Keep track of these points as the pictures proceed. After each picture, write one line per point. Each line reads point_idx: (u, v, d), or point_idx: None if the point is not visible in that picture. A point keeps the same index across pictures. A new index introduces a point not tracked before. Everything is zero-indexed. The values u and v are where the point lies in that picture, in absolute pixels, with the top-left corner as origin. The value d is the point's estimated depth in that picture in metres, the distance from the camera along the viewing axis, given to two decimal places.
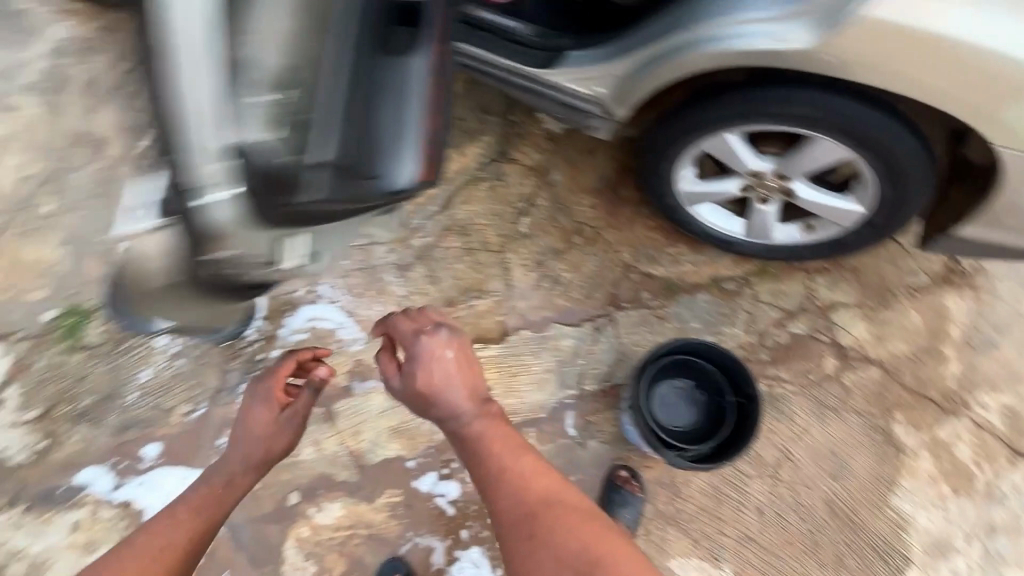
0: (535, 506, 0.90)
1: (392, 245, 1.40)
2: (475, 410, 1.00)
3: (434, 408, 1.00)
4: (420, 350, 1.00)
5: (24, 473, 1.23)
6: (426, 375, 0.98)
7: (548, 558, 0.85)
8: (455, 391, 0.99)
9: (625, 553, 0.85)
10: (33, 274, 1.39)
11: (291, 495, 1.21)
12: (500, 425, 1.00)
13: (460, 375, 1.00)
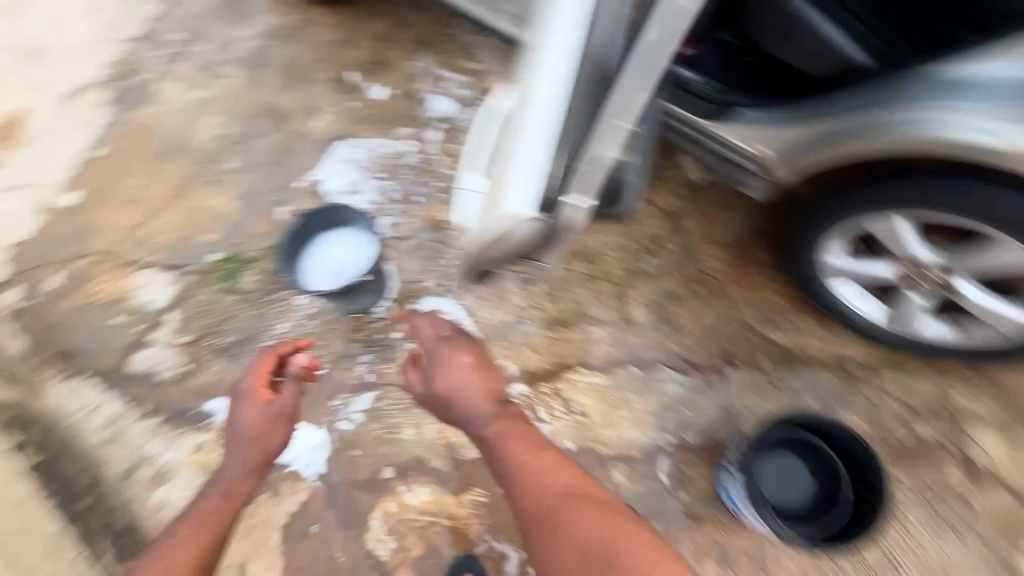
0: (557, 500, 0.96)
1: None
2: (496, 410, 1.08)
3: (453, 409, 1.09)
4: (442, 353, 1.11)
5: (167, 389, 1.38)
6: (445, 379, 1.08)
7: (569, 547, 0.90)
8: (470, 392, 1.08)
9: (639, 537, 0.89)
10: (209, 219, 1.58)
11: (386, 469, 1.27)
12: (514, 424, 1.08)
13: (471, 376, 1.08)
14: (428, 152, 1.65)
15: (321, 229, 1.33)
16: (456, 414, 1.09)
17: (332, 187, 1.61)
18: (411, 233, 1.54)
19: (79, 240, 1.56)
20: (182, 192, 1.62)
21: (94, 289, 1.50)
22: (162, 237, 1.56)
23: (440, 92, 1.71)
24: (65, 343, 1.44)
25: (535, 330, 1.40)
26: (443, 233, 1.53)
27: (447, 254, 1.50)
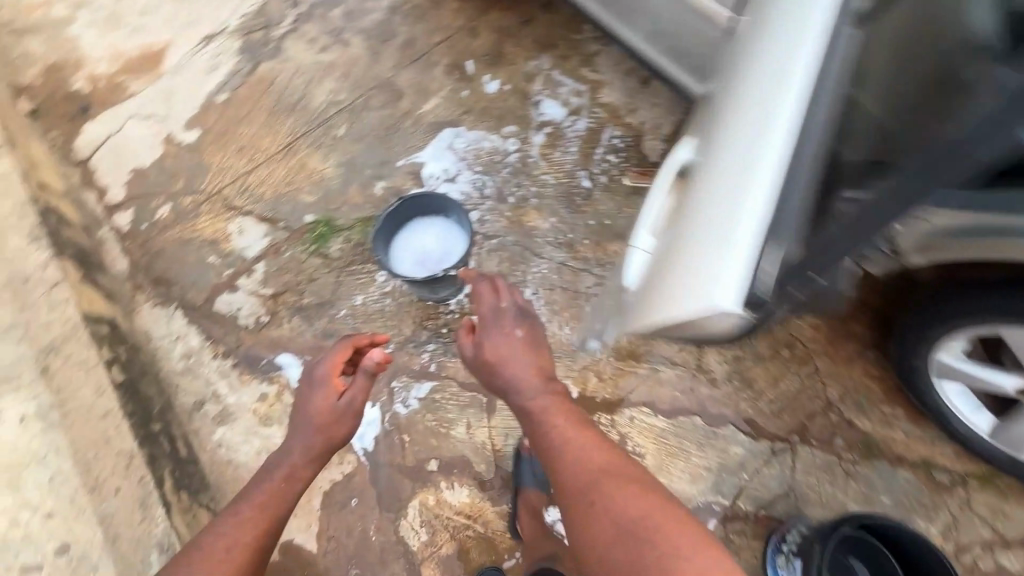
0: (594, 476, 0.92)
1: (602, 281, 1.45)
2: (540, 385, 1.08)
3: (499, 374, 1.10)
4: (495, 321, 1.14)
5: (244, 335, 1.45)
6: (494, 347, 1.11)
7: (604, 521, 0.86)
8: (518, 366, 1.09)
9: (678, 517, 0.83)
10: (311, 181, 1.63)
11: (432, 461, 1.29)
12: (554, 403, 1.06)
13: (522, 354, 1.11)
14: (530, 154, 1.63)
15: (416, 214, 1.34)
16: (502, 381, 1.10)
17: (430, 171, 1.63)
18: (497, 233, 1.53)
19: (193, 177, 1.65)
20: (291, 150, 1.68)
21: (198, 226, 1.59)
22: (266, 189, 1.62)
23: (552, 96, 1.69)
24: (164, 271, 1.53)
25: (604, 357, 1.37)
26: (530, 239, 1.52)
27: (530, 262, 1.49)
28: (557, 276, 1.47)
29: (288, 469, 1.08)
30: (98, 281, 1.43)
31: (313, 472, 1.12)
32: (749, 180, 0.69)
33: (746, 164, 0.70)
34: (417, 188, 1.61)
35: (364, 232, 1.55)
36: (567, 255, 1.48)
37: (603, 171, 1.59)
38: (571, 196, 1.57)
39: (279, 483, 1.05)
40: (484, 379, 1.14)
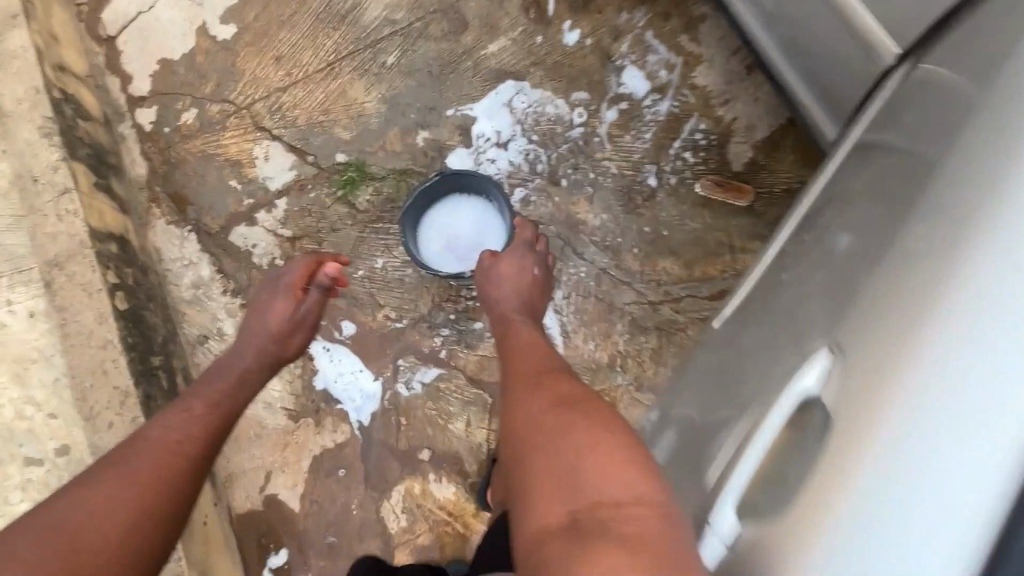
0: (540, 371, 0.80)
1: (642, 300, 1.31)
2: (523, 310, 0.99)
3: (492, 298, 1.03)
4: (519, 252, 1.07)
5: (256, 274, 1.38)
6: (504, 268, 1.03)
7: (542, 398, 0.73)
8: (509, 292, 1.02)
9: (611, 409, 0.70)
10: (349, 114, 1.46)
11: (424, 450, 1.26)
12: (529, 324, 0.95)
13: (520, 282, 1.03)
14: (596, 132, 1.42)
15: (453, 191, 1.21)
16: (491, 303, 1.03)
17: (481, 129, 1.44)
18: (541, 220, 1.38)
19: (223, 83, 1.49)
20: (332, 71, 1.49)
21: (222, 143, 1.46)
22: (299, 114, 1.47)
23: (637, 65, 1.43)
24: (183, 186, 1.44)
25: (624, 385, 1.27)
26: (574, 234, 1.36)
27: (568, 260, 1.34)
28: (595, 282, 1.33)
29: (241, 372, 1.08)
30: (113, 189, 1.34)
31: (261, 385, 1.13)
32: (914, 469, 0.50)
33: (907, 445, 0.51)
34: (463, 146, 1.43)
35: (397, 187, 1.41)
36: (611, 261, 1.34)
37: (674, 170, 1.39)
38: (632, 192, 1.38)
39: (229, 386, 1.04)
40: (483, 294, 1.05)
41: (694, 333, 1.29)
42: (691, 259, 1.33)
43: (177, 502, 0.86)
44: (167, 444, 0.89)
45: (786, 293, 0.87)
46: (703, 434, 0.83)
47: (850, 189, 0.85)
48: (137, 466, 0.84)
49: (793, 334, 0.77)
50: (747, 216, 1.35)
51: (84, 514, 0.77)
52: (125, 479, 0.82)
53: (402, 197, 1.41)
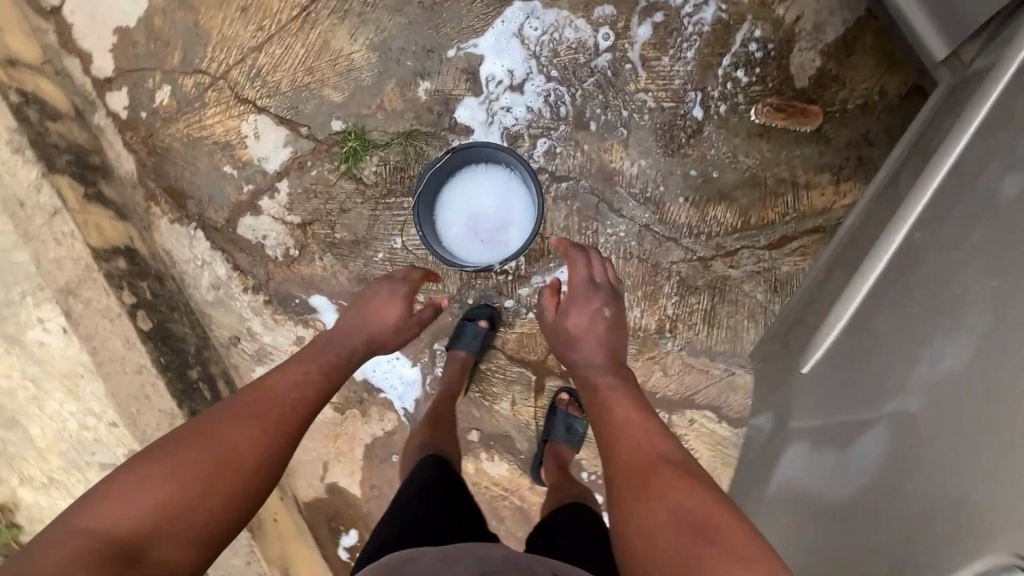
0: (648, 460, 0.68)
1: (691, 257, 1.18)
2: (610, 365, 0.84)
3: (569, 356, 0.89)
4: (583, 295, 0.90)
5: (274, 267, 1.30)
6: (574, 323, 0.88)
7: (657, 510, 0.61)
8: (590, 349, 0.86)
9: (743, 528, 0.58)
10: (337, 70, 1.27)
11: (473, 432, 1.25)
12: (620, 385, 0.81)
13: (598, 332, 0.88)
14: (627, 58, 1.18)
15: (472, 163, 1.07)
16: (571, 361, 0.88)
17: (490, 71, 1.23)
18: (570, 175, 1.21)
19: (190, 49, 1.30)
20: (309, 17, 1.27)
21: (206, 123, 1.31)
22: (282, 77, 1.28)
23: None
24: (176, 178, 1.32)
25: (675, 351, 1.19)
26: (610, 188, 1.20)
27: (605, 220, 1.20)
28: (636, 242, 1.19)
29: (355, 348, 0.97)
30: (104, 194, 1.24)
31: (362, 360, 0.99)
32: None
33: None
34: (472, 94, 1.23)
35: (404, 153, 1.25)
36: (654, 215, 1.18)
37: (724, 96, 1.16)
38: (674, 128, 1.18)
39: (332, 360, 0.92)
40: (558, 352, 0.91)
41: (750, 288, 1.17)
42: (747, 203, 1.16)
43: (273, 469, 0.76)
44: (270, 404, 0.80)
45: (915, 266, 0.72)
46: (835, 453, 0.74)
47: (998, 141, 0.63)
48: (241, 420, 0.76)
49: (948, 320, 0.62)
50: (813, 143, 1.15)
51: (185, 459, 0.69)
52: (230, 433, 0.74)
53: (412, 164, 1.25)
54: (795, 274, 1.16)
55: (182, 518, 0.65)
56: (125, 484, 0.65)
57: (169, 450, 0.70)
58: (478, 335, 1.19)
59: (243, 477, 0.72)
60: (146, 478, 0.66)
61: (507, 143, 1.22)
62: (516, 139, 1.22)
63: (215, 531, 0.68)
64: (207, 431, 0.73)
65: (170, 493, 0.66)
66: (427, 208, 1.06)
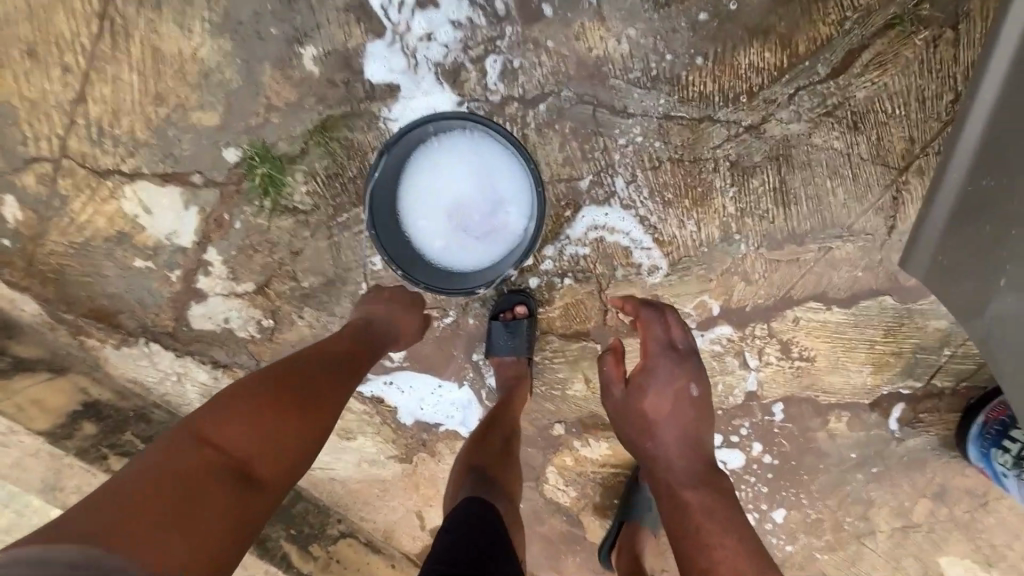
0: None
1: (736, 129, 0.89)
2: (692, 463, 0.72)
3: (643, 449, 0.74)
4: (658, 370, 0.75)
5: (256, 349, 1.06)
6: (650, 404, 0.75)
7: None
8: (670, 437, 0.73)
9: None
10: (190, 82, 0.92)
11: (556, 425, 1.08)
12: (713, 497, 0.68)
13: (680, 414, 0.74)
14: None
15: (422, 143, 0.84)
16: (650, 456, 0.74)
17: None
18: (545, 89, 0.88)
19: (4, 136, 0.96)
20: (116, 25, 0.90)
21: (81, 220, 1.00)
22: (131, 121, 0.94)
23: None
24: (86, 301, 1.04)
25: (752, 252, 0.95)
26: (602, 84, 0.88)
27: (611, 129, 0.90)
28: (661, 140, 0.90)
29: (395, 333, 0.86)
30: (23, 357, 1.02)
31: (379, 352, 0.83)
32: None
33: None
34: (374, 36, 0.88)
35: (329, 154, 0.94)
36: (671, 96, 0.88)
37: None
38: None
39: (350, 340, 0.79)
40: (625, 436, 0.78)
41: (823, 138, 0.88)
42: (787, 27, 0.84)
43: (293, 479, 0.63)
44: (337, 362, 0.75)
45: None
46: None
47: None
48: (319, 371, 0.71)
49: None
50: None
51: (280, 395, 0.65)
52: (317, 378, 0.70)
53: (345, 162, 0.94)
54: (876, 97, 0.86)
55: (278, 451, 0.63)
56: (225, 404, 0.63)
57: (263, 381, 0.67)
58: (517, 330, 0.97)
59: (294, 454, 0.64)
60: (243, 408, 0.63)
61: (448, 82, 0.89)
62: (458, 73, 0.89)
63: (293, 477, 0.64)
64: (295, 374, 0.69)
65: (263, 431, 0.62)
66: (385, 223, 0.85)
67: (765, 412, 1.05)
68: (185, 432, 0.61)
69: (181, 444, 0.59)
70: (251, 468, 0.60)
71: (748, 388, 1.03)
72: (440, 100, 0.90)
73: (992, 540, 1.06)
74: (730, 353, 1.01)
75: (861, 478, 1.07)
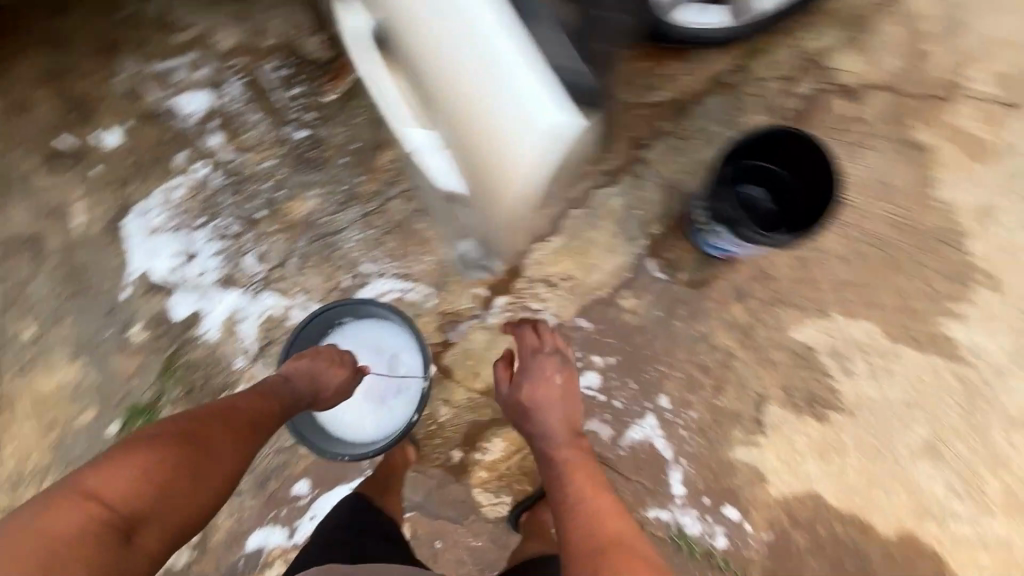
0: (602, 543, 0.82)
1: (408, 193, 1.32)
2: (565, 432, 1.04)
3: (527, 423, 1.08)
4: (533, 367, 1.12)
5: (200, 562, 1.21)
6: (535, 386, 1.10)
7: None
8: (549, 415, 1.06)
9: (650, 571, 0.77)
10: (70, 400, 1.26)
11: (454, 452, 1.24)
12: (579, 450, 1.02)
13: (552, 396, 1.09)
14: (226, 161, 1.34)
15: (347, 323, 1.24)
16: (533, 429, 1.08)
17: (163, 268, 1.30)
18: (287, 251, 1.31)
19: None
20: (7, 400, 1.26)
21: None
22: (39, 455, 1.24)
23: (180, 90, 1.34)
24: None
25: None
26: (317, 226, 1.32)
27: (339, 243, 1.31)
28: (371, 228, 1.32)
29: (312, 394, 1.05)
30: None
31: (278, 416, 0.96)
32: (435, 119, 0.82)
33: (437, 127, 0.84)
34: (170, 294, 1.29)
35: (180, 378, 1.28)
36: (360, 205, 1.32)
37: (302, 108, 1.34)
38: (304, 155, 1.34)
39: (256, 403, 0.93)
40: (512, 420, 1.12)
41: None
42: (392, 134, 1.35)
43: (191, 524, 0.76)
44: (247, 424, 0.88)
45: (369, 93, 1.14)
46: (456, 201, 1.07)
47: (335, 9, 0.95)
48: (224, 433, 0.83)
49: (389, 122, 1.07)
50: None
51: (182, 451, 0.76)
52: (216, 440, 0.81)
53: (193, 376, 1.28)
54: None
55: (168, 506, 0.73)
56: (129, 459, 0.72)
57: (168, 436, 0.77)
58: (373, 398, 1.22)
59: (194, 504, 0.75)
60: (146, 463, 0.73)
61: (228, 286, 1.30)
62: (233, 278, 1.30)
63: (190, 523, 0.76)
64: (204, 433, 0.81)
65: (165, 485, 0.73)
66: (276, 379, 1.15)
67: (576, 329, 1.29)
68: (78, 489, 0.69)
69: (74, 499, 0.67)
70: (146, 523, 0.70)
71: (551, 323, 1.29)
72: (232, 299, 1.30)
73: (792, 297, 1.28)
74: (519, 311, 1.29)
75: (678, 325, 1.28)
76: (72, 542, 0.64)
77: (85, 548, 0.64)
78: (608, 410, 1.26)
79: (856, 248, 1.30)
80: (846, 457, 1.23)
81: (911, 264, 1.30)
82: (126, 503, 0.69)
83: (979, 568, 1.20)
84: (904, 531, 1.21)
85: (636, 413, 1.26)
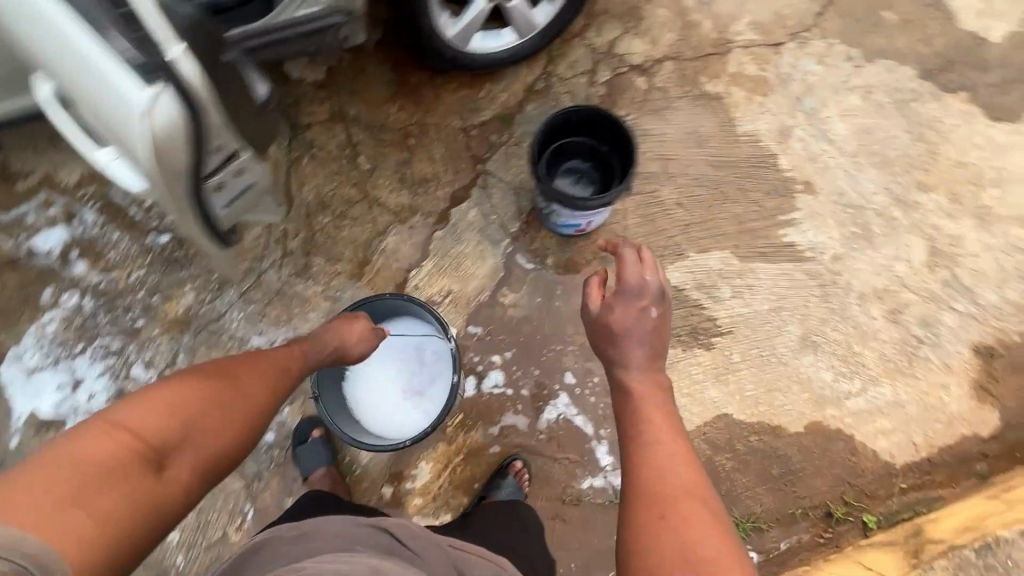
0: (676, 493, 0.74)
1: (280, 262, 1.39)
2: (647, 371, 0.90)
3: (608, 348, 0.93)
4: (630, 291, 0.94)
5: None
6: (619, 313, 0.94)
7: (672, 541, 0.68)
8: (631, 345, 0.91)
9: (719, 530, 0.70)
10: None
11: (384, 489, 1.27)
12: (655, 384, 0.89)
13: (641, 328, 0.93)
14: (93, 284, 1.36)
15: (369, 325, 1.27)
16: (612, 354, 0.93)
17: (49, 404, 1.29)
18: (173, 350, 1.33)
19: None
20: None
21: None
22: None
23: (34, 231, 1.37)
24: None
25: (354, 291, 1.38)
26: (198, 318, 1.35)
27: (224, 328, 1.35)
28: (252, 305, 1.37)
29: (336, 348, 1.02)
30: None
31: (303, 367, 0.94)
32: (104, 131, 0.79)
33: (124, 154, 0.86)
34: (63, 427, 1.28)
35: None
36: (236, 287, 1.37)
37: (160, 215, 1.40)
38: (171, 257, 1.38)
39: (288, 354, 0.92)
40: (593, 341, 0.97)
41: (320, 223, 1.41)
42: None
43: (222, 464, 0.74)
44: (273, 371, 0.87)
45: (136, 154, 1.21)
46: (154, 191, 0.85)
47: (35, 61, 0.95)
48: (250, 375, 0.82)
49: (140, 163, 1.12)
50: None
51: (206, 385, 0.75)
52: (247, 379, 0.81)
53: None
54: (319, 192, 1.42)
55: (200, 439, 0.72)
56: (162, 394, 0.71)
57: (201, 375, 0.76)
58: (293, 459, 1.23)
59: (224, 443, 0.74)
60: (179, 399, 0.71)
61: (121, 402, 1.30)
62: (123, 392, 1.30)
63: (222, 461, 0.74)
64: (233, 372, 0.80)
65: (195, 419, 0.72)
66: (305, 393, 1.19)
67: (469, 337, 1.35)
68: (107, 419, 0.66)
69: (102, 429, 0.65)
70: (177, 457, 0.69)
71: None
72: None
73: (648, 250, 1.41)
74: None
75: (559, 304, 1.37)
76: (103, 471, 0.61)
77: (116, 478, 0.62)
78: (520, 402, 1.32)
79: (690, 192, 1.46)
80: (741, 374, 1.32)
81: (738, 192, 1.46)
82: (154, 436, 0.67)
83: (884, 433, 1.30)
84: (811, 423, 1.30)
85: (546, 395, 1.32)
